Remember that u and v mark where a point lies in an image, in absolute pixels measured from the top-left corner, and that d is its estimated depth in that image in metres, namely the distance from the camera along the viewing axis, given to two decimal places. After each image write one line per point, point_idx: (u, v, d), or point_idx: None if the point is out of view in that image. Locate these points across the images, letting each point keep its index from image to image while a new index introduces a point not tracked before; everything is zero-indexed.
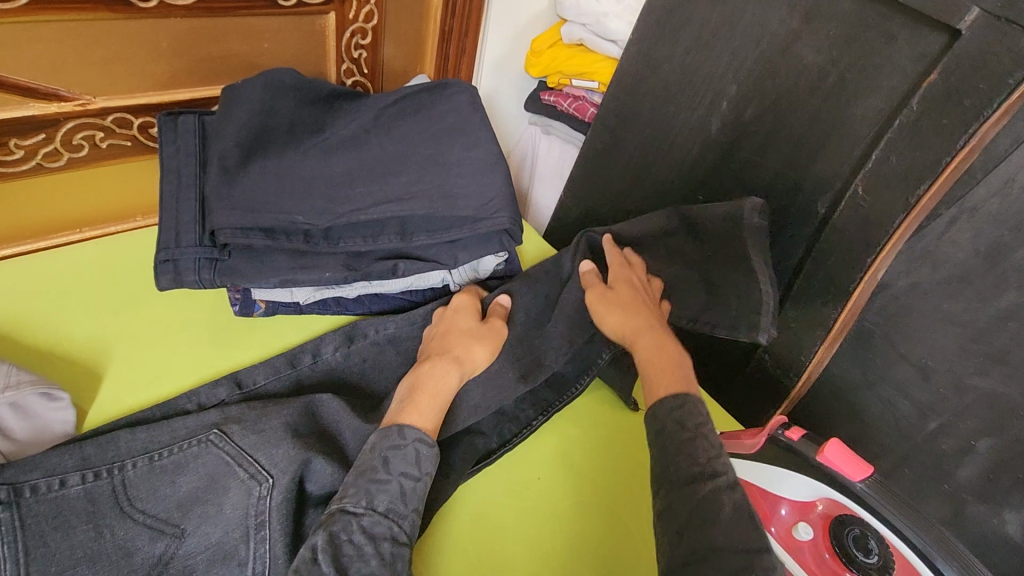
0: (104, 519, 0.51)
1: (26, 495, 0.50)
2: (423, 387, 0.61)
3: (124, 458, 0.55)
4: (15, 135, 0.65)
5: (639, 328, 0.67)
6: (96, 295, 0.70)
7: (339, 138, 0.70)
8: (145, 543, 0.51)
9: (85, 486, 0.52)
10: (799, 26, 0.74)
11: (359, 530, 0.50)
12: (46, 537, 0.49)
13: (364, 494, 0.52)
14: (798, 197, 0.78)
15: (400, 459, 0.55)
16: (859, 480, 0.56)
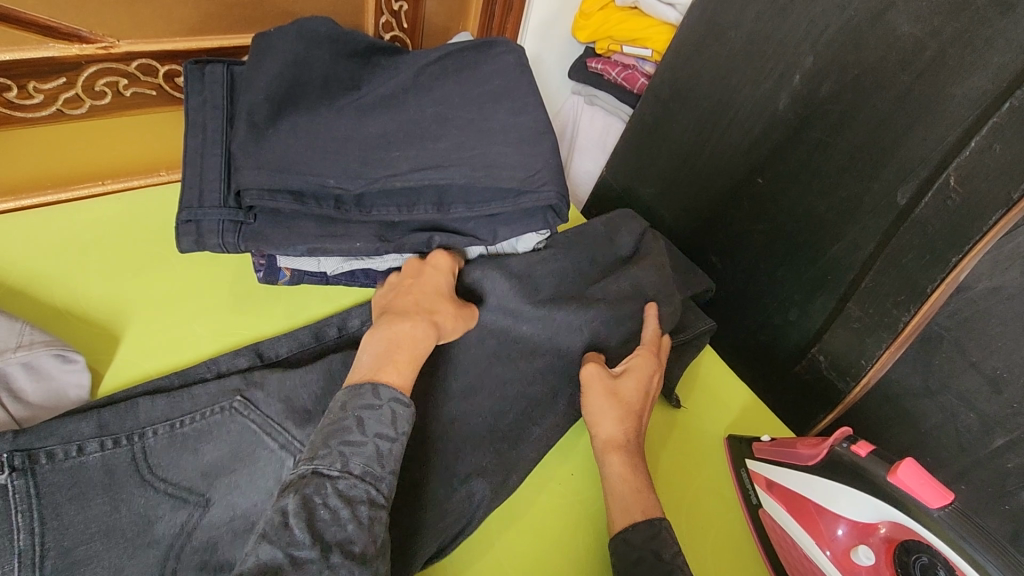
0: (123, 489, 0.48)
1: (42, 462, 0.47)
2: (393, 348, 0.55)
3: (143, 426, 0.51)
4: (34, 78, 0.61)
5: (630, 444, 0.61)
6: (116, 253, 0.66)
7: (376, 97, 0.65)
8: (167, 513, 0.49)
9: (104, 453, 0.49)
10: None
11: (335, 493, 0.45)
12: (63, 508, 0.46)
13: (338, 457, 0.47)
14: (873, 185, 0.71)
15: (375, 420, 0.49)
16: (935, 507, 0.49)
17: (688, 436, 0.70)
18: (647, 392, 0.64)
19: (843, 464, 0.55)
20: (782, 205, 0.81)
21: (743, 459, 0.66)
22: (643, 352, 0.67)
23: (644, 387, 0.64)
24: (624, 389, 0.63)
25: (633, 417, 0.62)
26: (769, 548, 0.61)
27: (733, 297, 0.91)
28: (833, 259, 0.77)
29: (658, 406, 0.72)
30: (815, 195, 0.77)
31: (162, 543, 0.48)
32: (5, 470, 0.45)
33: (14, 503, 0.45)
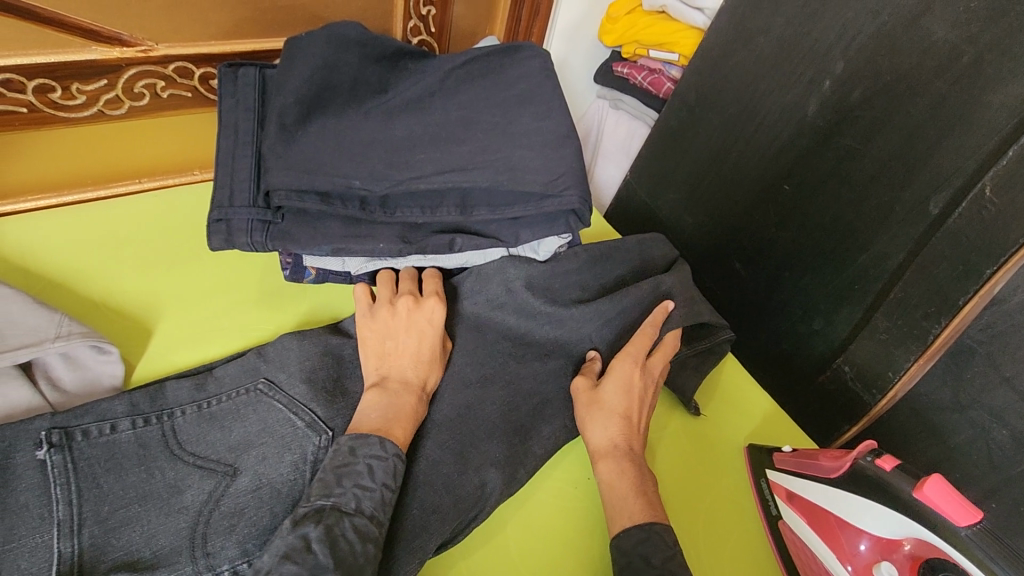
0: (155, 462, 0.50)
1: (78, 439, 0.49)
2: (400, 411, 0.56)
3: (173, 406, 0.54)
4: (77, 79, 0.63)
5: (618, 447, 0.60)
6: (150, 246, 0.69)
7: (403, 101, 0.66)
8: (196, 482, 0.50)
9: (136, 431, 0.51)
10: None
11: (352, 528, 0.46)
12: (100, 479, 0.48)
13: (353, 496, 0.48)
14: (903, 194, 0.70)
15: (383, 469, 0.51)
16: (962, 525, 0.47)
17: (705, 443, 0.69)
18: (629, 390, 0.63)
19: (866, 478, 0.54)
20: (810, 212, 0.80)
21: (762, 468, 0.65)
22: (623, 352, 0.66)
23: (624, 387, 0.63)
24: (603, 394, 0.63)
25: (617, 419, 0.61)
26: (789, 561, 0.60)
27: (755, 304, 0.90)
28: (860, 269, 0.75)
29: (675, 411, 0.72)
30: (844, 203, 0.76)
31: (192, 512, 0.48)
32: (46, 443, 0.48)
33: (52, 475, 0.47)
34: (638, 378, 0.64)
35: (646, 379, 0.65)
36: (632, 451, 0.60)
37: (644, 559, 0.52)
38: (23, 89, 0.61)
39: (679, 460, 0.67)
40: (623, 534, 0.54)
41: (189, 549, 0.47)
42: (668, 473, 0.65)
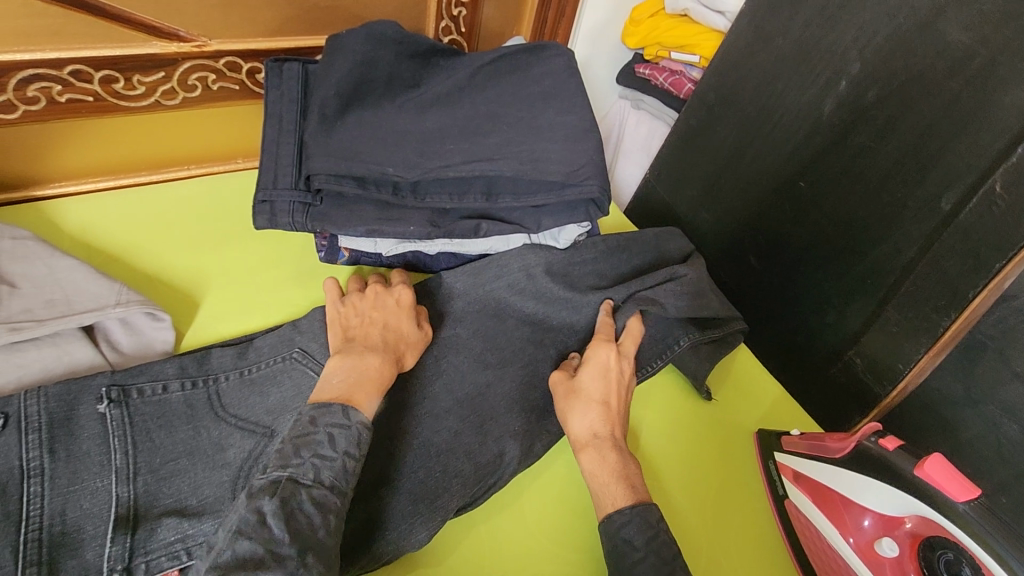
0: (201, 421, 0.55)
1: (133, 397, 0.54)
2: (363, 371, 0.56)
3: (217, 372, 0.58)
4: (138, 71, 0.69)
5: (599, 434, 0.61)
6: (198, 226, 0.74)
7: (434, 95, 0.71)
8: (237, 441, 0.55)
9: (184, 393, 0.56)
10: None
11: (310, 500, 0.46)
12: (152, 434, 0.53)
13: (311, 467, 0.48)
14: (916, 191, 0.71)
15: (344, 438, 0.50)
16: (961, 501, 0.49)
17: (714, 430, 0.71)
18: (606, 376, 0.65)
19: (870, 458, 0.56)
20: (825, 208, 0.82)
21: (771, 452, 0.67)
22: (597, 341, 0.68)
23: (601, 374, 0.65)
24: (583, 383, 0.65)
25: (596, 406, 0.63)
26: (794, 540, 0.62)
27: (769, 299, 0.92)
28: (873, 264, 0.77)
29: (687, 397, 0.74)
30: (859, 199, 0.78)
31: (235, 468, 0.53)
32: (106, 399, 0.53)
33: (111, 427, 0.52)
34: (614, 365, 0.66)
35: (623, 365, 0.67)
36: (612, 437, 0.61)
37: (626, 542, 0.54)
38: (90, 79, 0.66)
39: (688, 447, 0.69)
40: (606, 521, 0.56)
41: (232, 501, 0.52)
42: (678, 459, 0.68)
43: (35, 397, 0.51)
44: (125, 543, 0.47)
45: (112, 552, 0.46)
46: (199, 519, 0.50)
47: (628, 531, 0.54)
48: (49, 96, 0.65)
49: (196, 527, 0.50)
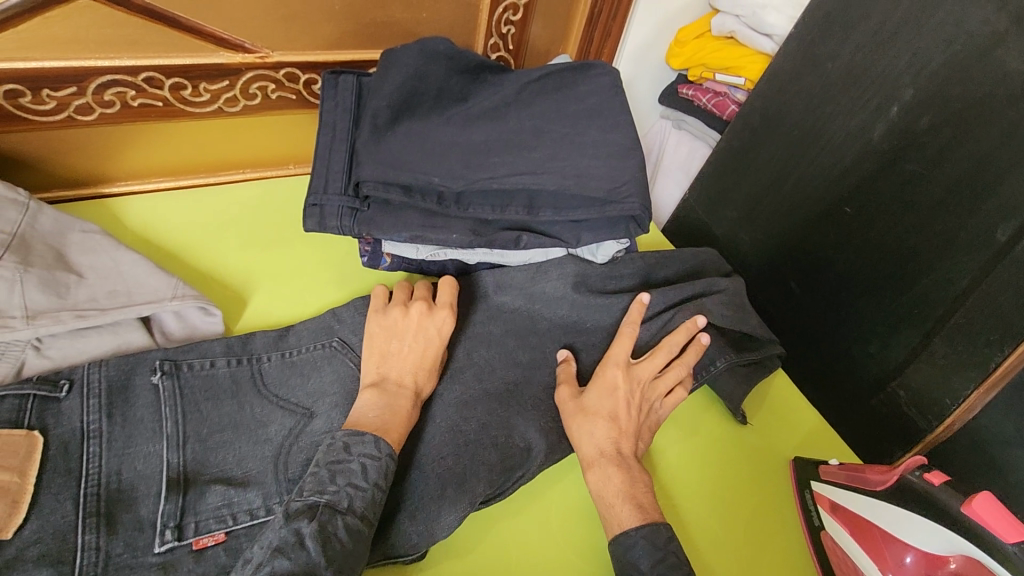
0: (245, 397, 0.58)
1: (184, 370, 0.58)
2: (397, 409, 0.58)
3: (260, 351, 0.62)
4: (204, 79, 0.73)
5: (602, 453, 0.61)
6: (249, 225, 0.78)
7: (482, 109, 0.72)
8: (279, 419, 0.58)
9: (230, 368, 0.60)
10: (1006, 28, 0.65)
11: (344, 526, 0.48)
12: (200, 405, 0.56)
13: (346, 494, 0.50)
14: (970, 221, 0.69)
15: (376, 469, 0.52)
16: (1010, 542, 0.47)
17: (747, 455, 0.70)
18: (614, 394, 0.64)
19: (913, 491, 0.54)
20: (871, 233, 0.80)
21: (807, 480, 0.66)
22: (606, 357, 0.67)
23: (609, 392, 0.64)
24: (589, 402, 0.64)
25: (601, 425, 0.62)
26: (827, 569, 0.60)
27: (806, 326, 0.90)
28: (920, 293, 0.75)
29: (721, 419, 0.73)
30: (907, 227, 0.76)
31: (276, 442, 0.56)
32: (160, 369, 0.57)
33: (163, 397, 0.56)
34: (620, 381, 0.65)
35: (631, 382, 0.66)
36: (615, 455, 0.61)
37: (634, 564, 0.54)
38: (161, 85, 0.71)
39: (721, 471, 0.68)
40: (615, 542, 0.57)
41: (273, 472, 0.54)
42: (710, 481, 0.67)
43: (96, 367, 0.55)
44: (176, 503, 0.50)
45: (166, 510, 0.49)
46: (244, 488, 0.52)
47: (635, 554, 0.55)
48: (123, 100, 0.70)
49: (241, 494, 0.52)
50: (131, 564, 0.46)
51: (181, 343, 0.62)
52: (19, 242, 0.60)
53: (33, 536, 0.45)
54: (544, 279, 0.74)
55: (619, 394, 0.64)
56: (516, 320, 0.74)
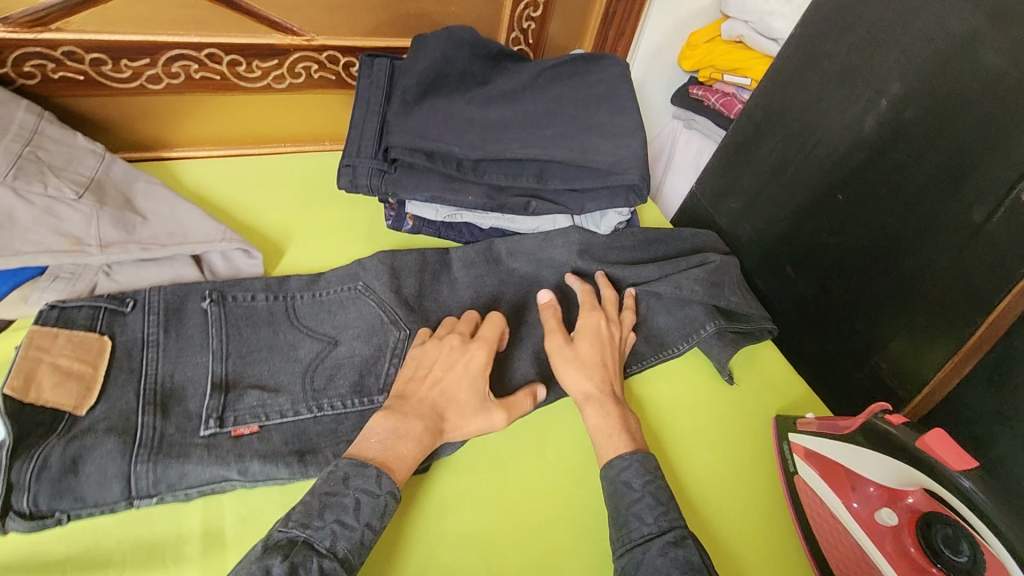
0: (279, 326, 0.66)
1: (229, 300, 0.66)
2: (404, 436, 0.56)
3: (294, 291, 0.70)
4: (257, 58, 0.82)
5: (597, 391, 0.67)
6: (289, 190, 0.87)
7: (500, 91, 0.81)
8: (308, 344, 0.65)
9: (268, 302, 0.68)
10: (981, 25, 0.69)
11: (319, 571, 0.46)
12: (241, 328, 0.64)
13: (329, 533, 0.49)
14: (951, 204, 0.73)
15: (370, 509, 0.51)
16: (957, 472, 0.53)
17: (729, 411, 0.76)
18: (599, 340, 0.71)
19: (876, 432, 0.60)
20: (862, 219, 0.84)
21: (786, 433, 0.71)
22: (586, 308, 0.73)
23: (596, 338, 0.71)
24: (579, 349, 0.70)
25: (596, 368, 0.68)
26: (802, 516, 0.64)
27: (800, 308, 0.95)
28: (906, 273, 0.79)
29: (708, 378, 0.79)
30: (892, 211, 0.80)
31: (304, 362, 0.63)
32: (209, 297, 0.65)
33: (211, 319, 0.64)
34: (604, 331, 0.72)
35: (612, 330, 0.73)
36: (609, 393, 0.67)
37: (626, 484, 0.60)
38: (220, 61, 0.80)
39: (705, 422, 0.74)
40: (608, 467, 0.62)
41: (302, 383, 0.61)
42: (694, 430, 0.73)
43: (156, 291, 0.64)
44: (219, 399, 0.57)
45: (210, 404, 0.56)
46: (275, 394, 0.59)
47: (627, 475, 0.60)
48: (187, 73, 0.80)
49: (272, 398, 0.58)
50: (179, 443, 0.52)
51: (227, 279, 0.70)
52: (96, 185, 0.69)
53: (103, 415, 0.53)
54: (551, 245, 0.81)
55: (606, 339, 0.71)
56: (526, 282, 0.80)
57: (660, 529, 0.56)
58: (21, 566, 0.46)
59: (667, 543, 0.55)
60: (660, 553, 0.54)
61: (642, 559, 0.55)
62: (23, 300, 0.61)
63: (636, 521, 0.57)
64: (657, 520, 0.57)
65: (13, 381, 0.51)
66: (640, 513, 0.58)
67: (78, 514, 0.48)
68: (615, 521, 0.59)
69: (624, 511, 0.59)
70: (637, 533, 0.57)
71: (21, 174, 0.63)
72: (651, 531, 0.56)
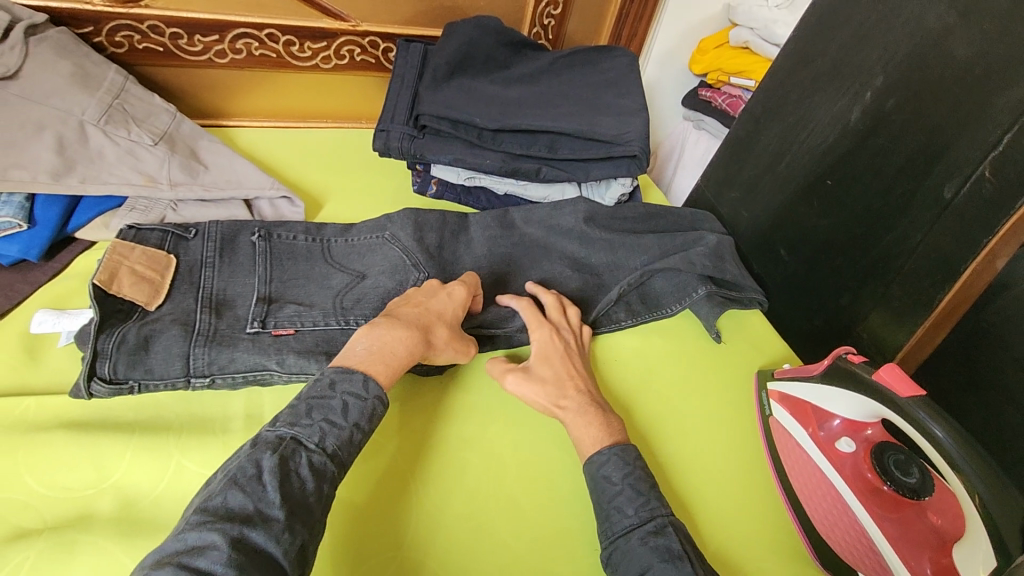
0: (316, 260, 0.76)
1: (275, 237, 0.75)
2: (390, 340, 0.60)
3: (330, 234, 0.79)
4: (310, 40, 0.93)
5: (572, 402, 0.66)
6: (329, 158, 0.98)
7: (520, 75, 0.91)
8: (340, 276, 0.74)
9: (307, 242, 0.77)
10: (954, 22, 0.74)
11: (308, 465, 0.50)
12: (284, 259, 0.74)
13: (318, 431, 0.52)
14: (925, 183, 0.78)
15: (358, 410, 0.54)
16: (906, 397, 0.60)
17: (715, 365, 0.83)
18: (557, 354, 0.70)
19: (840, 371, 0.67)
20: (848, 201, 0.90)
21: (766, 382, 0.78)
22: (531, 327, 0.72)
23: (552, 354, 0.70)
24: (539, 369, 0.69)
25: (566, 382, 0.68)
26: (772, 446, 0.72)
27: (794, 287, 1.01)
28: (886, 248, 0.84)
29: (697, 336, 0.86)
30: (875, 193, 0.85)
31: (335, 289, 0.73)
32: (258, 233, 0.75)
33: (259, 251, 0.73)
34: (559, 342, 0.72)
35: (564, 341, 0.72)
36: (584, 398, 0.67)
37: (606, 478, 0.60)
38: (277, 41, 0.92)
39: (689, 370, 0.81)
40: (587, 462, 0.62)
41: (332, 304, 0.70)
42: (680, 376, 0.80)
43: (214, 223, 0.73)
44: (263, 308, 0.67)
45: (256, 312, 0.66)
46: (310, 310, 0.69)
47: (607, 470, 0.60)
48: (248, 50, 0.91)
49: (308, 312, 0.68)
50: (229, 335, 0.63)
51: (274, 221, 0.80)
52: (168, 137, 0.79)
53: (169, 314, 0.63)
54: (560, 213, 0.89)
55: (564, 349, 0.71)
56: (536, 245, 0.88)
57: (640, 520, 0.57)
58: (88, 422, 0.57)
59: (648, 532, 0.55)
60: (642, 542, 0.55)
61: (625, 550, 0.55)
62: (105, 226, 0.72)
63: (618, 514, 0.57)
64: (637, 511, 0.57)
65: (101, 275, 0.61)
66: (621, 505, 0.58)
67: (146, 385, 0.59)
68: (598, 518, 0.59)
69: (605, 503, 0.59)
70: (620, 525, 0.57)
71: (110, 120, 0.74)
72: (632, 522, 0.57)
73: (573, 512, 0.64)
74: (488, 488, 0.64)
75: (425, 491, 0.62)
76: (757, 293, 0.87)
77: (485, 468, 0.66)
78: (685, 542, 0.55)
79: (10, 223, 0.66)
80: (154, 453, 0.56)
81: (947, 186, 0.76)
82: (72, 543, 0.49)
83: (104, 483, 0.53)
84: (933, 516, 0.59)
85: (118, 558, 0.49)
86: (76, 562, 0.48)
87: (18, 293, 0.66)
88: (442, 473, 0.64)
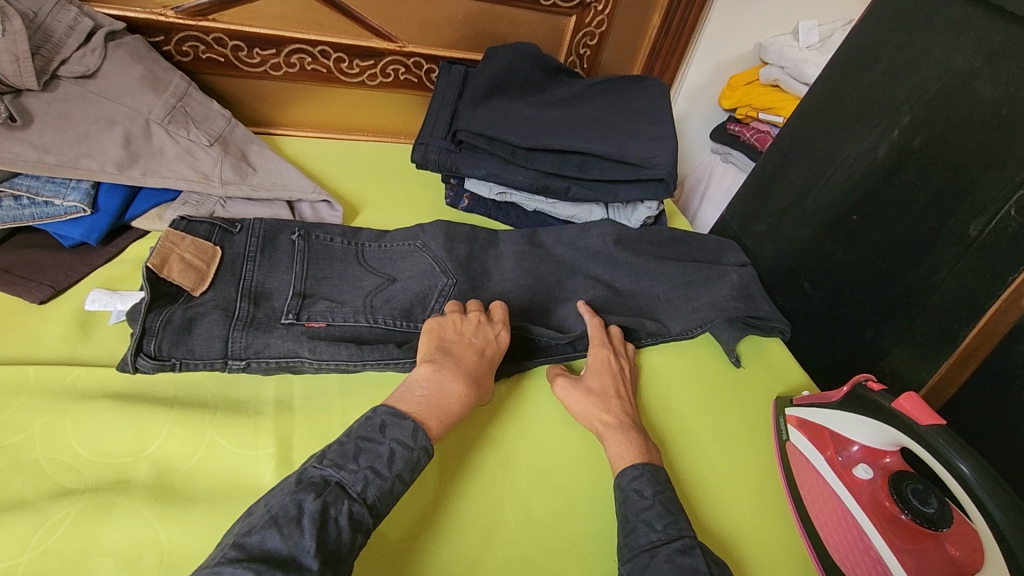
0: (350, 263, 0.79)
1: (313, 238, 0.79)
2: (447, 394, 0.60)
3: (364, 239, 0.82)
4: (359, 58, 0.99)
5: (612, 421, 0.68)
6: (368, 169, 1.03)
7: (554, 99, 0.96)
8: (371, 279, 0.77)
9: (343, 245, 0.80)
10: (982, 65, 0.74)
11: (348, 515, 0.49)
12: (321, 259, 0.77)
13: (362, 478, 0.51)
14: (949, 221, 0.78)
15: (403, 462, 0.54)
16: (925, 427, 0.61)
17: (733, 389, 0.83)
18: (611, 375, 0.73)
19: (861, 399, 0.68)
20: (872, 237, 0.88)
21: (784, 408, 0.78)
22: (595, 345, 0.76)
23: (607, 374, 0.73)
24: (591, 382, 0.72)
25: (612, 400, 0.70)
26: (788, 468, 0.73)
27: (814, 322, 0.99)
28: (911, 284, 0.83)
29: (717, 361, 0.86)
30: (899, 229, 0.84)
31: (366, 289, 0.76)
32: (297, 233, 0.78)
33: (300, 250, 0.77)
34: (615, 365, 0.75)
35: (621, 366, 0.75)
36: (628, 421, 0.69)
37: (637, 492, 0.61)
38: (329, 58, 0.98)
39: (708, 393, 0.81)
40: (620, 475, 0.63)
41: (363, 302, 0.73)
42: (697, 398, 0.80)
43: (259, 221, 0.77)
44: (298, 302, 0.70)
45: (290, 304, 0.69)
46: (342, 307, 0.72)
47: (639, 484, 0.61)
48: (301, 64, 0.98)
49: (339, 309, 0.71)
50: (266, 323, 0.66)
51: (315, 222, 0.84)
52: (222, 139, 0.84)
53: (212, 301, 0.67)
54: (588, 234, 0.92)
55: (619, 373, 0.74)
56: (561, 261, 0.90)
57: (669, 536, 0.57)
58: (129, 395, 0.60)
59: (675, 550, 0.55)
60: (668, 559, 0.55)
61: (647, 565, 0.55)
62: (160, 218, 0.77)
63: (645, 527, 0.58)
64: (666, 527, 0.57)
65: (154, 259, 0.66)
66: (650, 519, 0.58)
67: (187, 364, 0.62)
68: (621, 531, 0.60)
69: (633, 517, 0.59)
70: (646, 539, 0.57)
71: (173, 121, 0.80)
72: (659, 537, 0.57)
73: (587, 519, 0.65)
74: (503, 487, 0.65)
75: (441, 491, 0.63)
76: (782, 321, 0.87)
77: (504, 472, 0.67)
78: (712, 565, 0.55)
79: (75, 207, 0.71)
80: (191, 429, 0.58)
81: (973, 224, 0.75)
82: (109, 505, 0.52)
83: (141, 453, 0.56)
84: (951, 547, 0.59)
85: (151, 525, 0.51)
86: (112, 522, 0.51)
87: (77, 273, 0.70)
88: (458, 472, 0.66)
